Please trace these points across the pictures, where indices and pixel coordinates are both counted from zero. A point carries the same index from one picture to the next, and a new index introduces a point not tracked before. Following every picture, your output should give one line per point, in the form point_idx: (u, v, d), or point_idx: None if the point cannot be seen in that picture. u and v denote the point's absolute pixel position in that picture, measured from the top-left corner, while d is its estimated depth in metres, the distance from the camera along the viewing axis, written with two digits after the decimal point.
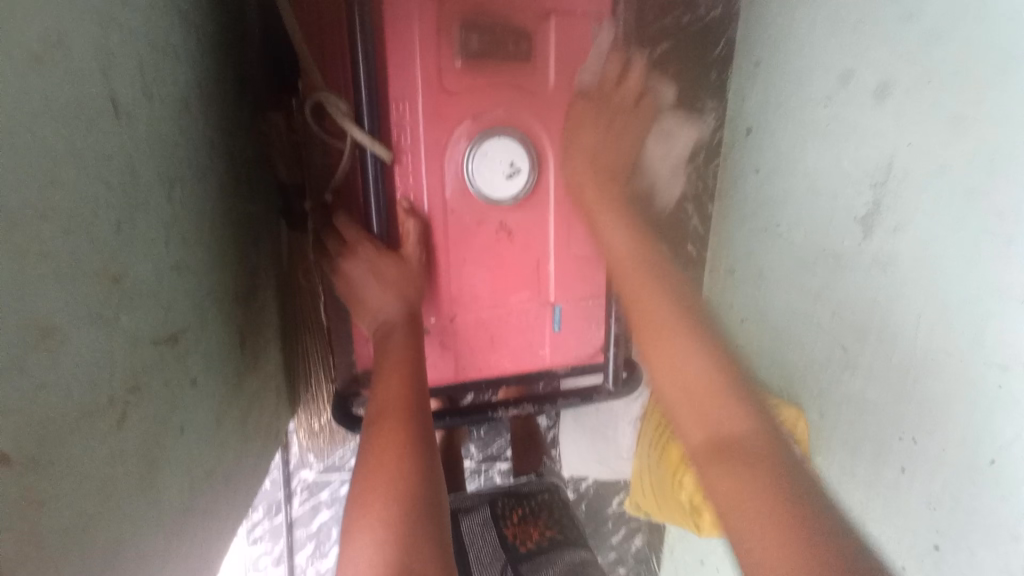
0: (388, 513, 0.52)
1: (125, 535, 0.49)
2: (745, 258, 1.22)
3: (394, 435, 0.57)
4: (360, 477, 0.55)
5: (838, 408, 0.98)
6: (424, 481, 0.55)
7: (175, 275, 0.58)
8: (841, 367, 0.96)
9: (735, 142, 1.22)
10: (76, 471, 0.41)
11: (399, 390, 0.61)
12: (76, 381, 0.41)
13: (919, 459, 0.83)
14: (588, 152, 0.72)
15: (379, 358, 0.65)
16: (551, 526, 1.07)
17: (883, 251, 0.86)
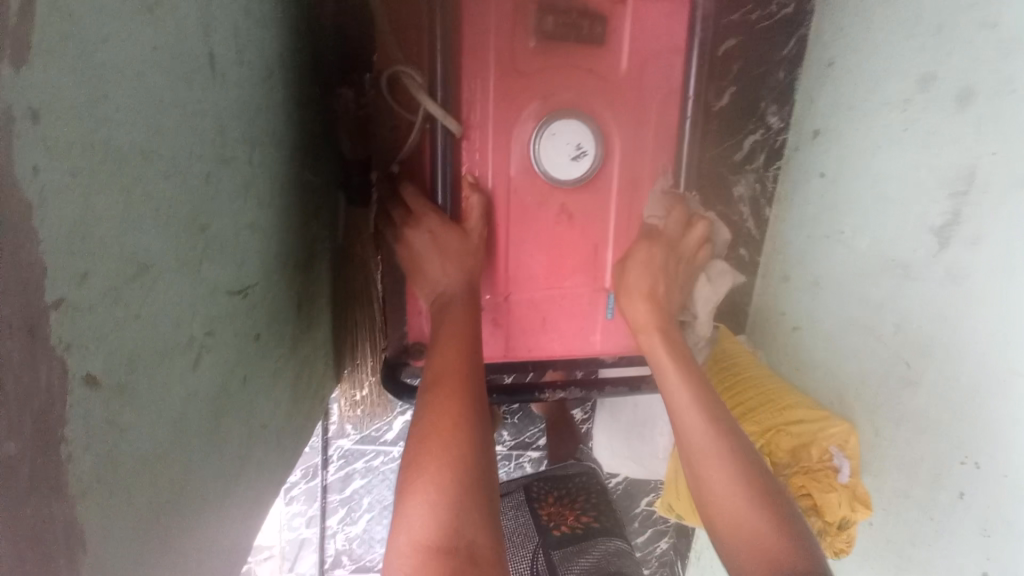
0: (442, 475, 0.53)
1: (195, 472, 0.51)
2: (800, 264, 1.18)
3: (450, 402, 0.58)
4: (415, 439, 0.56)
5: (892, 424, 0.93)
6: (478, 449, 0.56)
7: (249, 233, 0.60)
8: (900, 383, 0.91)
9: (800, 143, 1.18)
10: (161, 403, 0.44)
11: (455, 359, 0.62)
12: (165, 319, 0.43)
13: (981, 484, 0.79)
14: (649, 278, 0.72)
15: (438, 327, 0.66)
16: (588, 510, 1.06)
17: (956, 263, 0.82)
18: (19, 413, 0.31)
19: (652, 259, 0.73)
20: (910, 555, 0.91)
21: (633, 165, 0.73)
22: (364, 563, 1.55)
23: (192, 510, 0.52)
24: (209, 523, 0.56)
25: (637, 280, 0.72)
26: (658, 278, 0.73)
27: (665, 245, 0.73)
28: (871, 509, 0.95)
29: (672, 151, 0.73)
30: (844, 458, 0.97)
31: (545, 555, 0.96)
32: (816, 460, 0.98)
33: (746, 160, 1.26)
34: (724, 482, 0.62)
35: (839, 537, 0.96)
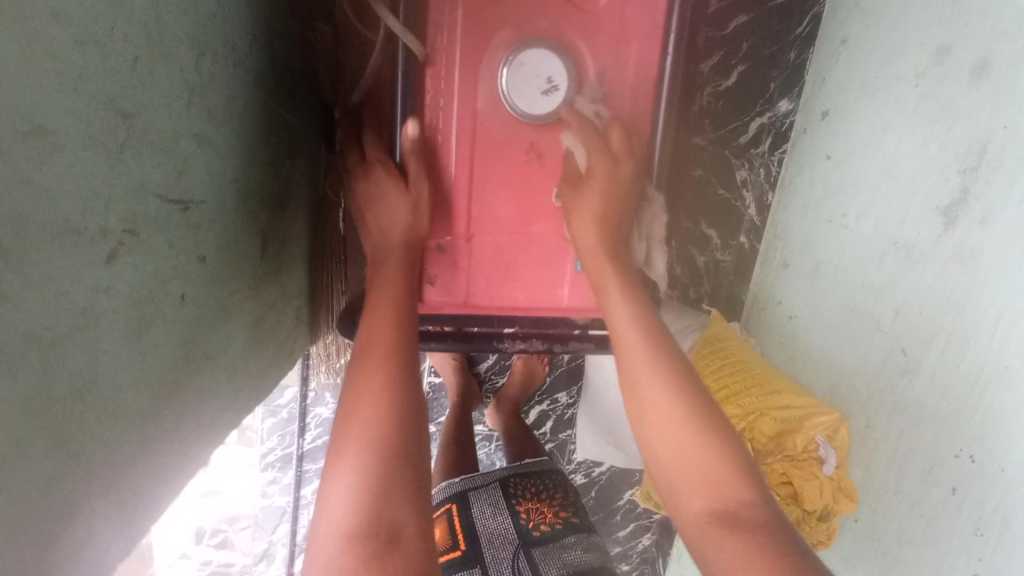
0: (365, 451, 0.49)
1: (99, 373, 0.48)
2: (801, 249, 1.12)
3: (377, 372, 0.54)
4: (341, 415, 0.53)
5: (886, 416, 0.88)
6: (404, 418, 0.52)
7: (195, 143, 0.58)
8: (898, 373, 0.85)
9: (808, 125, 1.12)
10: (54, 284, 0.41)
11: (384, 328, 0.57)
12: (70, 193, 0.41)
13: (976, 482, 0.73)
14: (600, 227, 0.65)
15: (371, 291, 0.62)
16: (569, 504, 1.02)
17: (963, 244, 0.76)
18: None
19: (602, 196, 0.67)
20: (895, 552, 0.85)
21: (608, 105, 0.69)
22: None
23: (97, 414, 0.49)
24: (125, 436, 0.54)
25: (588, 231, 0.66)
26: (607, 221, 0.66)
27: (615, 169, 0.67)
28: (856, 502, 0.90)
29: (652, 94, 0.70)
30: (830, 449, 0.91)
31: (525, 556, 0.91)
32: (799, 449, 0.93)
33: (751, 143, 1.20)
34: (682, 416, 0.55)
35: (817, 528, 0.92)
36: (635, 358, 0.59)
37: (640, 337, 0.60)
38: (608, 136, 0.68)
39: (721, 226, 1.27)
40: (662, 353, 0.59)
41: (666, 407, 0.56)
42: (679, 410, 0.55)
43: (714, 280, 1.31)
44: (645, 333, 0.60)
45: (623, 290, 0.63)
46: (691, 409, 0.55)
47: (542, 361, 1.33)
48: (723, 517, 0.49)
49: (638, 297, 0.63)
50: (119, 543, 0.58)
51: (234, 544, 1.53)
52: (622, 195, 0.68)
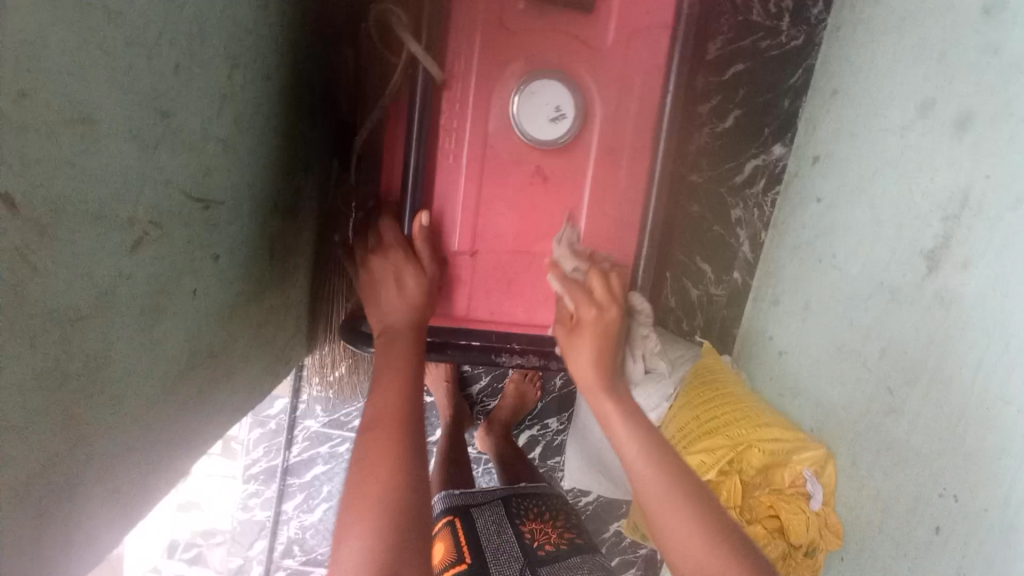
0: (376, 527, 0.55)
1: (114, 357, 0.49)
2: (793, 288, 1.15)
3: (386, 447, 0.60)
4: (353, 488, 0.58)
5: (870, 454, 0.89)
6: (409, 493, 0.58)
7: (221, 147, 0.61)
8: (884, 410, 0.87)
9: (800, 169, 1.17)
10: (83, 267, 0.43)
11: (394, 403, 0.63)
12: (105, 181, 0.43)
13: (955, 518, 0.74)
14: (595, 364, 0.69)
15: (378, 364, 0.66)
16: (569, 527, 1.03)
17: (946, 287, 0.79)
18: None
19: (594, 337, 0.70)
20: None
21: (611, 136, 0.74)
22: (315, 557, 1.45)
23: (107, 399, 0.50)
24: (132, 423, 0.54)
25: (586, 367, 0.70)
26: (602, 356, 0.70)
27: (605, 319, 0.70)
28: (842, 539, 0.93)
29: (652, 126, 0.74)
30: (817, 484, 0.95)
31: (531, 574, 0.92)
32: (787, 483, 0.98)
33: (746, 183, 1.26)
34: (689, 531, 0.61)
35: (803, 564, 0.95)
36: (636, 471, 0.65)
37: (641, 454, 0.65)
38: (590, 288, 0.71)
39: (715, 262, 1.31)
40: (664, 470, 0.64)
41: (675, 517, 0.62)
42: (689, 519, 0.61)
43: (707, 313, 1.34)
44: (644, 442, 0.66)
45: (617, 408, 0.69)
46: (699, 515, 0.62)
47: (534, 384, 1.35)
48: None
49: (632, 410, 0.69)
50: (110, 528, 0.58)
51: (208, 560, 1.49)
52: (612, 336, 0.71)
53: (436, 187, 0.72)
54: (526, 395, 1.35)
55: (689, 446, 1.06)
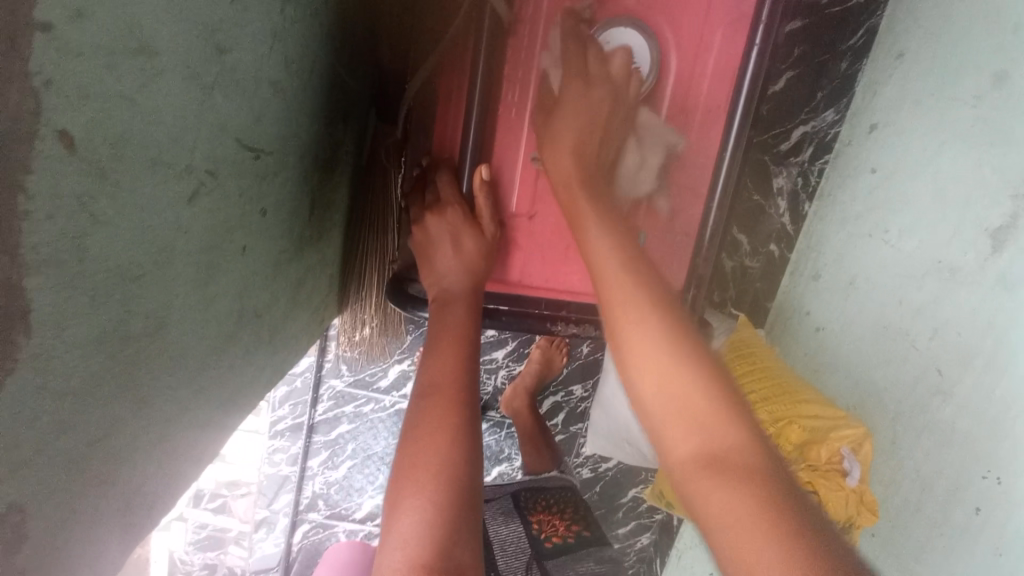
0: (436, 494, 0.52)
1: (172, 317, 0.46)
2: (836, 263, 1.06)
3: (445, 413, 0.58)
4: (408, 454, 0.55)
5: (913, 438, 0.83)
6: (470, 467, 0.55)
7: (272, 91, 0.56)
8: (929, 391, 0.80)
9: (853, 138, 1.05)
10: (145, 227, 0.39)
11: (451, 371, 0.61)
12: (161, 123, 0.38)
13: (1001, 503, 0.69)
14: (574, 148, 0.63)
15: (436, 328, 0.65)
16: (579, 518, 1.17)
17: (1010, 270, 0.70)
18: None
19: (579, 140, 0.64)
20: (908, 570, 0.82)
21: (686, 93, 0.68)
22: (340, 511, 1.47)
23: (161, 364, 0.46)
24: (186, 385, 0.52)
25: (568, 155, 0.63)
26: (585, 138, 0.64)
27: (595, 89, 0.64)
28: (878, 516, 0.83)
29: (731, 87, 0.67)
30: (855, 462, 0.84)
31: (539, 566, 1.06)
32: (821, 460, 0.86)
33: (792, 152, 1.11)
34: (655, 333, 0.55)
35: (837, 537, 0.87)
36: (604, 264, 0.59)
37: (614, 261, 0.59)
38: (605, 60, 0.65)
39: (753, 232, 1.19)
40: (635, 277, 0.58)
41: (636, 326, 0.55)
42: (656, 334, 0.55)
43: (740, 286, 1.24)
44: (617, 248, 0.60)
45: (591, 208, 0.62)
46: (669, 331, 0.55)
47: (560, 352, 1.27)
48: (703, 455, 0.48)
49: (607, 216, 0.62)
50: (179, 488, 0.57)
51: (233, 510, 1.49)
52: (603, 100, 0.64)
53: (495, 144, 0.67)
54: (551, 360, 1.27)
55: None
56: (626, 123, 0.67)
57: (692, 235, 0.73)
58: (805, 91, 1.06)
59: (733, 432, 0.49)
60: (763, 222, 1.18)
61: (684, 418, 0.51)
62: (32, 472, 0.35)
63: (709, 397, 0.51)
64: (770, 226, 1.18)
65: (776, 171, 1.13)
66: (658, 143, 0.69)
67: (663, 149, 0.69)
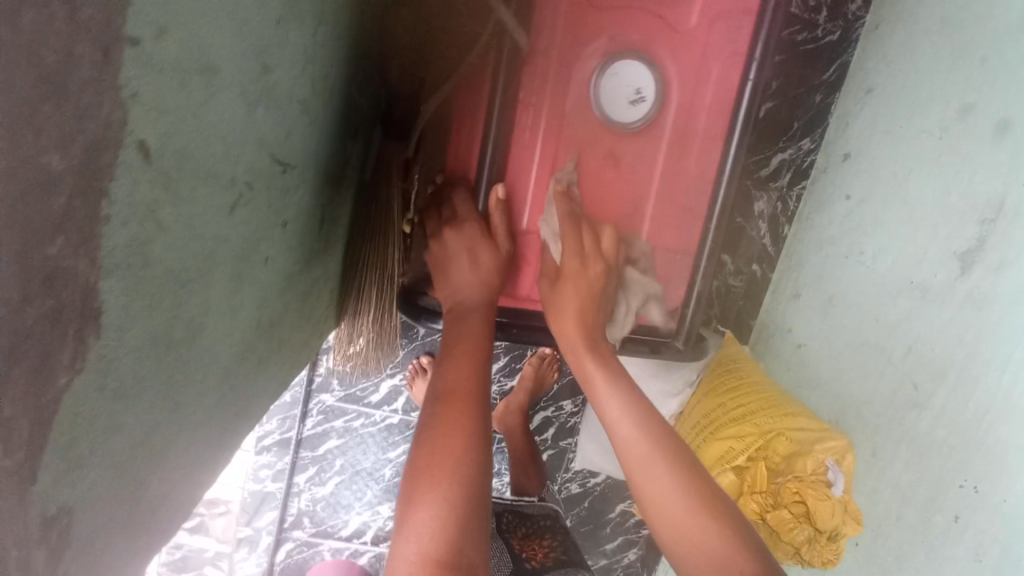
0: (452, 490, 0.53)
1: (206, 323, 0.47)
2: (816, 281, 1.05)
3: (461, 413, 0.58)
4: (425, 451, 0.56)
5: (892, 449, 0.82)
6: (484, 470, 0.56)
7: (299, 108, 0.58)
8: (904, 406, 0.81)
9: (827, 166, 1.07)
10: (193, 235, 0.40)
11: (468, 375, 0.62)
12: (214, 136, 0.40)
13: (981, 511, 0.68)
14: (582, 317, 0.68)
15: (454, 334, 0.67)
16: (557, 546, 0.99)
17: (978, 288, 0.72)
18: (69, 127, 0.27)
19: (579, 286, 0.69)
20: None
21: (687, 121, 0.72)
22: (326, 529, 1.41)
23: (192, 372, 0.46)
24: (210, 392, 0.52)
25: (576, 321, 0.68)
26: (590, 310, 0.69)
27: (595, 266, 0.69)
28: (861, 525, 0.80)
29: (728, 117, 0.72)
30: (839, 473, 0.83)
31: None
32: (807, 471, 0.84)
33: (771, 178, 1.13)
34: (675, 491, 0.60)
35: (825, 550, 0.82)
36: (620, 430, 0.64)
37: (630, 425, 0.63)
38: (597, 233, 0.71)
39: (735, 252, 1.18)
40: (652, 436, 0.63)
41: (652, 487, 0.60)
42: (676, 486, 0.60)
43: (723, 304, 1.21)
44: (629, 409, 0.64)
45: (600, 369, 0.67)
46: (681, 480, 0.60)
47: (551, 365, 1.21)
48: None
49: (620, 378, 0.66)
50: (194, 496, 0.56)
51: (210, 530, 1.41)
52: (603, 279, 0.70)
53: (509, 165, 0.71)
54: (542, 372, 1.20)
55: (715, 430, 0.96)
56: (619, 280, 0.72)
57: (688, 276, 0.78)
58: (784, 120, 1.09)
59: (755, 574, 0.54)
60: (748, 247, 1.18)
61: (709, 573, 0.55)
62: (85, 477, 0.35)
63: (727, 548, 0.56)
64: (749, 249, 1.17)
65: (758, 196, 1.14)
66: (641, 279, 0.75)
67: (647, 282, 0.76)
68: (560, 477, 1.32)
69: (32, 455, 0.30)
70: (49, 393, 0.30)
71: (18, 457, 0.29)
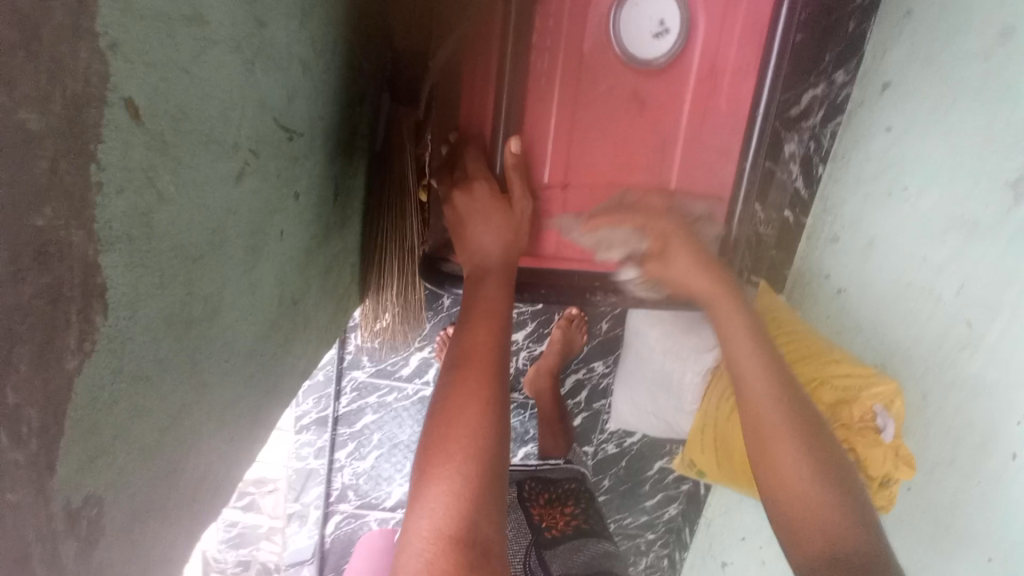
0: (468, 464, 0.49)
1: (225, 298, 0.45)
2: (854, 224, 0.96)
3: (475, 383, 0.55)
4: (438, 425, 0.52)
5: (941, 389, 0.75)
6: (502, 443, 0.52)
7: (301, 70, 0.55)
8: (957, 346, 0.73)
9: (865, 98, 0.97)
10: (201, 209, 0.38)
11: (483, 341, 0.58)
12: (211, 99, 0.37)
13: None
14: (703, 273, 0.68)
15: (473, 299, 0.62)
16: (580, 512, 0.90)
17: None
18: (46, 80, 0.25)
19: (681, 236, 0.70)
20: (946, 521, 0.73)
21: (715, 53, 0.66)
22: (370, 500, 1.44)
23: (213, 352, 0.44)
24: (238, 372, 0.50)
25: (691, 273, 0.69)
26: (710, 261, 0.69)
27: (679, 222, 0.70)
28: (916, 469, 0.74)
29: (762, 44, 0.66)
30: (889, 418, 0.76)
31: (537, 556, 0.80)
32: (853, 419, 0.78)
33: (800, 117, 1.02)
34: (791, 431, 0.61)
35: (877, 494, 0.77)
36: (746, 367, 0.65)
37: (762, 380, 0.63)
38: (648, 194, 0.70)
39: (767, 200, 1.05)
40: (772, 376, 0.64)
41: (769, 426, 0.62)
42: (788, 432, 0.61)
43: (756, 255, 1.10)
44: (762, 363, 0.64)
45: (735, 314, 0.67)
46: (795, 422, 0.61)
47: (580, 327, 1.18)
48: (831, 559, 0.54)
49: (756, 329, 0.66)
50: (235, 477, 0.56)
51: (262, 507, 1.45)
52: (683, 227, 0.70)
53: (526, 116, 0.67)
54: (570, 334, 1.17)
55: None
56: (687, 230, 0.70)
57: (721, 224, 0.73)
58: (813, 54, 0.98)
59: (865, 545, 0.55)
60: (779, 197, 1.06)
61: (808, 512, 0.58)
62: (114, 460, 0.33)
63: (841, 516, 0.57)
64: (776, 196, 1.06)
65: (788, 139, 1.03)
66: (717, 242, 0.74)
67: (718, 235, 0.73)
68: (596, 439, 1.31)
69: (48, 444, 0.28)
70: (57, 378, 0.28)
71: (32, 447, 0.27)
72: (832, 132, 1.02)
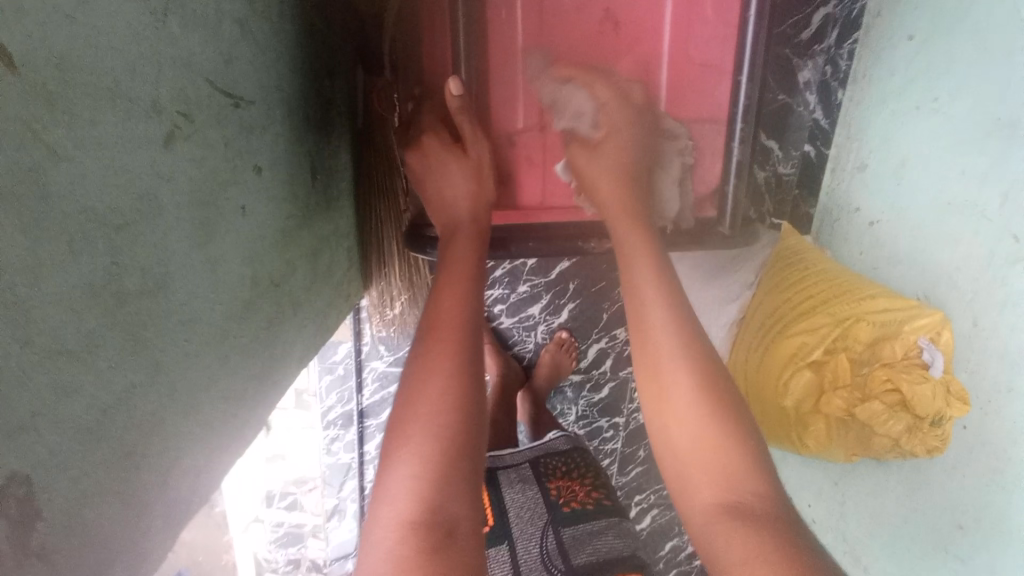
0: (430, 444, 0.46)
1: (172, 275, 0.42)
2: (881, 145, 0.86)
3: (443, 358, 0.50)
4: (403, 402, 0.49)
5: (994, 312, 0.65)
6: (473, 418, 0.48)
7: (239, 31, 0.51)
8: (1008, 260, 0.63)
9: (883, 7, 0.85)
10: (119, 171, 0.36)
11: (452, 308, 0.53)
12: (106, 52, 0.34)
13: None
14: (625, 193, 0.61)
15: (441, 263, 0.58)
16: (600, 483, 0.85)
17: None
18: None
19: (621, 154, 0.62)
20: (1004, 456, 0.64)
21: None
22: None
23: (162, 334, 0.41)
24: (206, 355, 0.48)
25: (605, 197, 0.62)
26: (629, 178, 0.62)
27: (624, 142, 0.63)
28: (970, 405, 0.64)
29: None
30: (937, 351, 0.68)
31: (554, 537, 0.78)
32: (896, 356, 0.71)
33: (813, 40, 0.93)
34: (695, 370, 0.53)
35: (926, 435, 0.68)
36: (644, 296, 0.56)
37: (664, 318, 0.55)
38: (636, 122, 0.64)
39: (783, 136, 0.99)
40: (675, 313, 0.55)
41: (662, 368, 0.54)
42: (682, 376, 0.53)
43: (776, 198, 1.03)
44: (673, 321, 0.55)
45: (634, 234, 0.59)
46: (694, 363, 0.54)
47: (568, 352, 1.17)
48: (732, 511, 0.47)
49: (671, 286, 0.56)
50: (222, 465, 0.53)
51: (304, 505, 1.47)
52: (644, 151, 0.64)
53: (489, 57, 0.62)
54: (557, 360, 1.16)
55: (784, 329, 0.82)
56: (654, 154, 0.65)
57: (721, 151, 0.67)
58: None
59: (766, 490, 0.48)
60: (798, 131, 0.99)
61: (702, 456, 0.50)
62: (34, 437, 0.32)
63: (743, 465, 0.49)
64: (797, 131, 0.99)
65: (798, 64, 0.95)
66: (676, 179, 0.67)
67: (683, 165, 0.67)
68: (627, 408, 1.25)
69: None
70: None
71: None
72: (850, 49, 0.92)
